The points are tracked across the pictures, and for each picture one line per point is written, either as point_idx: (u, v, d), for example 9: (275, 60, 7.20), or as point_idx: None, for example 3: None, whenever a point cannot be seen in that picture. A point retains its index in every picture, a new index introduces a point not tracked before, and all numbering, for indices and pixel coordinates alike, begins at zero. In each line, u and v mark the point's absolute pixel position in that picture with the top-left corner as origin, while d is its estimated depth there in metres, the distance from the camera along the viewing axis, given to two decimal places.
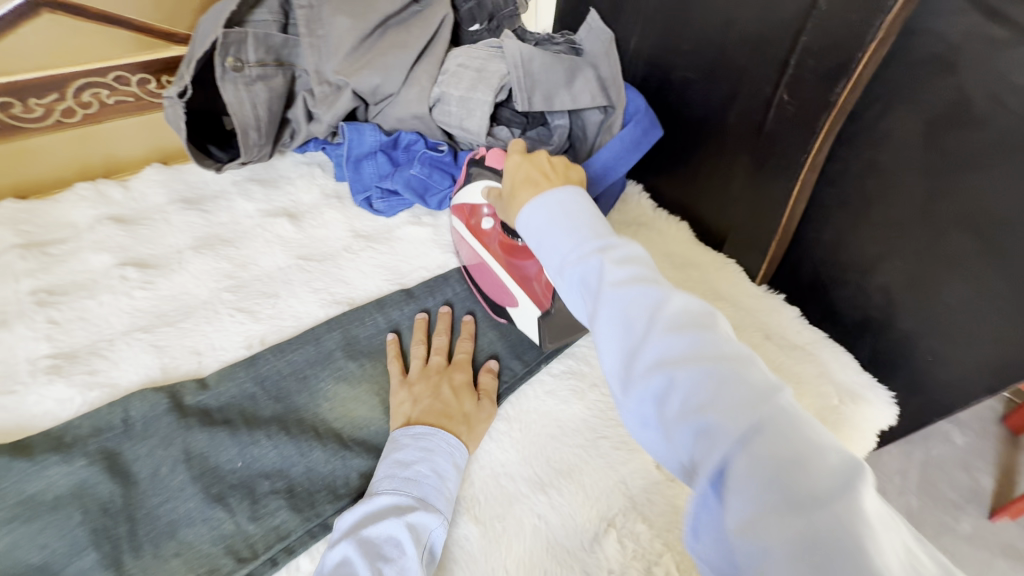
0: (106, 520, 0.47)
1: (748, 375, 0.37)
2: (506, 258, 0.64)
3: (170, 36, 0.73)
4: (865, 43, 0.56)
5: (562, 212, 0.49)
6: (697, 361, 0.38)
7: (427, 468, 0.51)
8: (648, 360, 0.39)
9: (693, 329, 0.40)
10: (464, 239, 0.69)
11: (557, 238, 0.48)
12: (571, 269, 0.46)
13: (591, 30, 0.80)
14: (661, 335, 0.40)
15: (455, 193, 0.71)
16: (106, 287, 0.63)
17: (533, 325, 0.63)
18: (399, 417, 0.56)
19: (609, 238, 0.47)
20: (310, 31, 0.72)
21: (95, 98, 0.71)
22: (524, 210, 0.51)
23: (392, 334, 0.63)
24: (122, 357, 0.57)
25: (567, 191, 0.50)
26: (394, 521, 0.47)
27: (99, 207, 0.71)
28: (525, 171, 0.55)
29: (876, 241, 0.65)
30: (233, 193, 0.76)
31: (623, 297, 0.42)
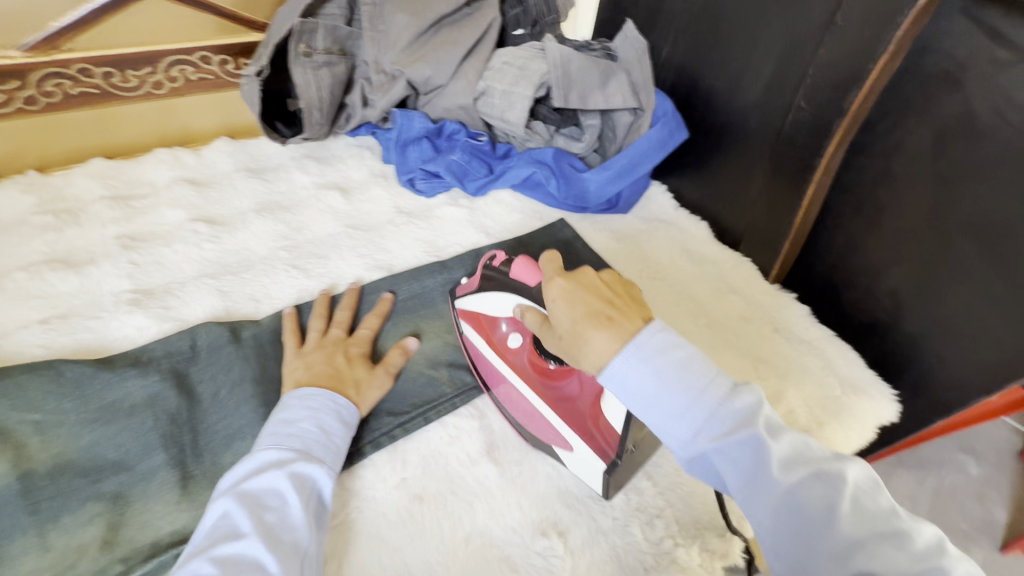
0: (174, 428, 0.53)
1: (953, 572, 0.33)
2: (539, 381, 0.56)
3: (250, 24, 0.82)
4: (877, 55, 0.61)
5: (682, 364, 0.42)
6: (897, 561, 0.34)
7: (311, 426, 0.50)
8: (831, 564, 0.35)
9: (874, 515, 0.36)
10: (485, 359, 0.61)
11: (683, 407, 0.41)
12: (713, 449, 0.40)
13: (626, 39, 0.86)
14: (845, 527, 0.36)
15: (469, 311, 0.63)
16: (180, 238, 0.71)
17: (593, 474, 0.52)
18: (291, 382, 0.56)
19: (740, 395, 0.41)
20: (372, 25, 0.80)
21: (181, 74, 0.79)
22: (613, 365, 0.42)
23: (291, 310, 0.64)
24: (192, 297, 0.65)
25: (660, 336, 0.43)
26: (275, 472, 0.46)
27: (176, 170, 0.79)
28: (584, 305, 0.46)
29: (886, 246, 0.69)
30: (291, 167, 0.84)
31: (795, 486, 0.37)
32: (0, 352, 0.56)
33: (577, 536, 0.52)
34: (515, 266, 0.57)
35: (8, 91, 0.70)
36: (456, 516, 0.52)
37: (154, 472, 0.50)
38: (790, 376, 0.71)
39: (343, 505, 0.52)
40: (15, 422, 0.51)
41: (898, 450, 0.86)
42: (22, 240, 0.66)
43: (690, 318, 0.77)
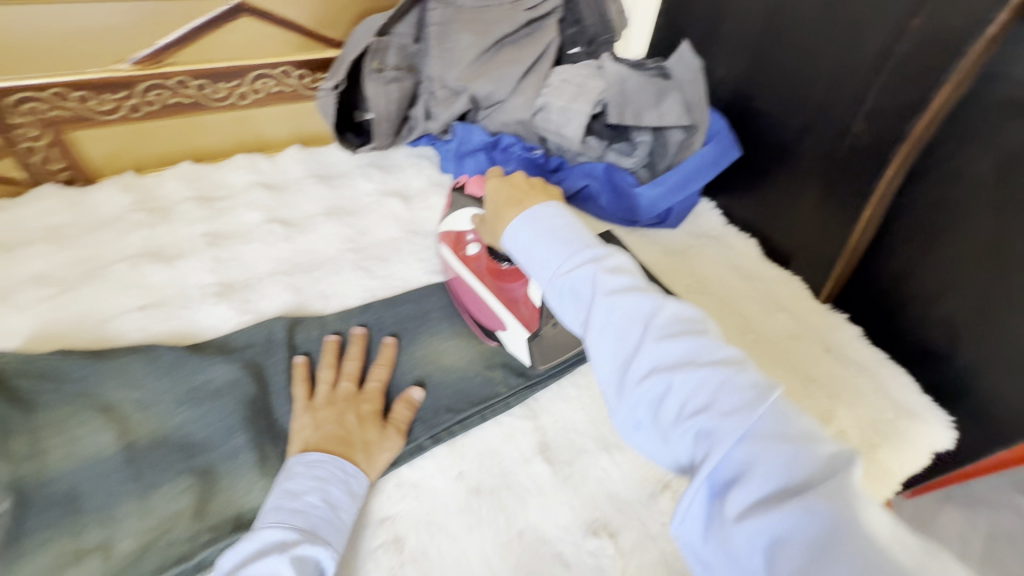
0: (253, 412, 0.57)
1: (738, 376, 0.40)
2: (492, 281, 0.67)
3: (326, 41, 0.87)
4: (941, 83, 0.62)
5: (554, 228, 0.51)
6: (694, 367, 0.41)
7: (316, 499, 0.49)
8: (645, 368, 0.42)
9: (685, 332, 0.43)
10: (451, 264, 0.72)
11: (550, 250, 0.50)
12: (568, 282, 0.48)
13: (682, 59, 0.88)
14: (658, 340, 0.42)
15: (441, 223, 0.74)
16: (258, 237, 0.76)
17: (522, 348, 0.64)
18: (297, 443, 0.54)
19: (600, 249, 0.49)
20: (438, 44, 0.84)
21: (264, 86, 0.86)
22: (509, 228, 0.53)
23: (300, 357, 0.62)
24: (269, 291, 0.70)
25: (550, 206, 0.52)
26: (278, 557, 0.45)
27: (253, 175, 0.86)
28: (504, 194, 0.58)
29: (943, 273, 0.68)
30: (356, 174, 0.89)
31: (622, 313, 0.44)
32: (105, 335, 0.63)
33: (627, 539, 0.54)
34: (471, 184, 0.71)
35: (118, 100, 0.77)
36: (510, 512, 0.55)
37: (236, 452, 0.55)
38: (841, 397, 0.71)
39: (402, 495, 0.55)
40: (117, 398, 0.56)
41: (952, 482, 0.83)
42: (120, 234, 0.73)
43: (737, 333, 0.77)
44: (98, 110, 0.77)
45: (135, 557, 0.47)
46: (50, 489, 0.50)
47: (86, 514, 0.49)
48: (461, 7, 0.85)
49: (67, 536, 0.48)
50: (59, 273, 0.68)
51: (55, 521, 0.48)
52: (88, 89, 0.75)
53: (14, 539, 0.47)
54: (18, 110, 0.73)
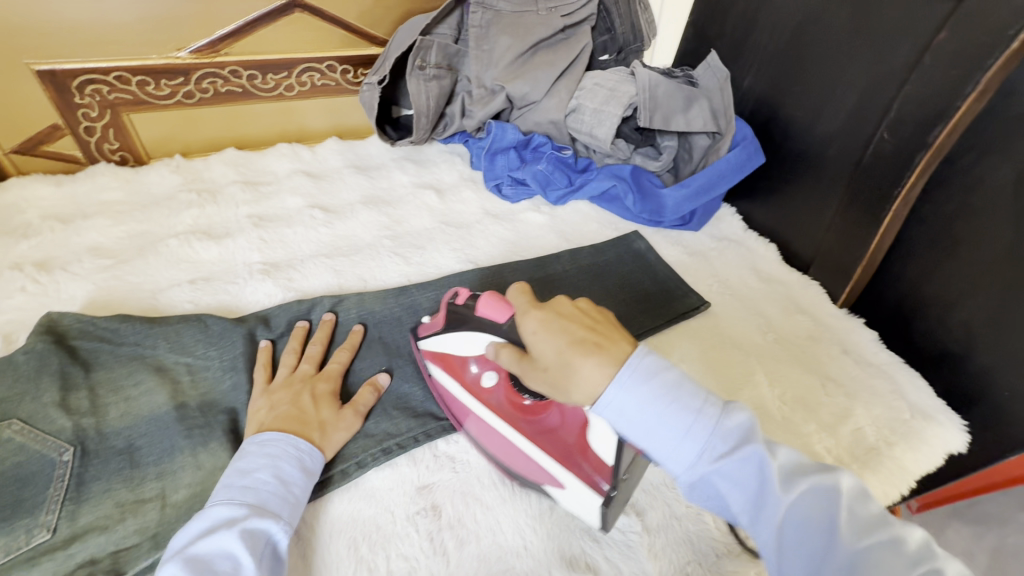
0: None
1: (935, 563, 0.35)
2: (520, 416, 0.54)
3: (372, 39, 0.91)
4: (965, 94, 0.65)
5: (675, 384, 0.42)
6: (894, 566, 0.35)
7: (268, 475, 0.48)
8: (840, 571, 0.36)
9: (867, 520, 0.38)
10: (458, 401, 0.58)
11: (685, 428, 0.40)
12: (714, 469, 0.40)
13: (709, 68, 0.92)
14: (842, 536, 0.37)
15: (434, 357, 0.61)
16: (300, 221, 0.80)
17: (586, 506, 0.50)
18: (253, 423, 0.54)
19: (744, 420, 0.41)
20: (478, 45, 0.89)
21: (310, 79, 0.90)
22: (607, 396, 0.41)
23: (265, 341, 0.62)
24: (311, 272, 0.73)
25: (647, 361, 0.42)
26: (225, 533, 0.42)
27: (295, 163, 0.89)
28: (564, 333, 0.45)
29: (961, 279, 0.70)
30: (392, 167, 0.93)
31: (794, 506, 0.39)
32: (158, 304, 0.66)
33: (652, 518, 0.56)
34: (478, 303, 0.56)
35: (175, 85, 0.82)
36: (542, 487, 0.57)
37: None
38: (859, 396, 0.73)
39: (439, 466, 0.57)
40: (172, 362, 0.59)
41: (961, 488, 0.85)
42: (172, 212, 0.77)
43: (758, 333, 0.80)
44: (155, 94, 0.81)
45: (187, 508, 0.50)
46: (110, 443, 0.53)
47: (144, 467, 0.52)
48: (501, 11, 0.89)
49: (127, 486, 0.50)
50: (116, 246, 0.72)
51: (115, 472, 0.51)
52: (148, 74, 0.79)
53: (77, 486, 0.50)
54: (82, 91, 0.77)
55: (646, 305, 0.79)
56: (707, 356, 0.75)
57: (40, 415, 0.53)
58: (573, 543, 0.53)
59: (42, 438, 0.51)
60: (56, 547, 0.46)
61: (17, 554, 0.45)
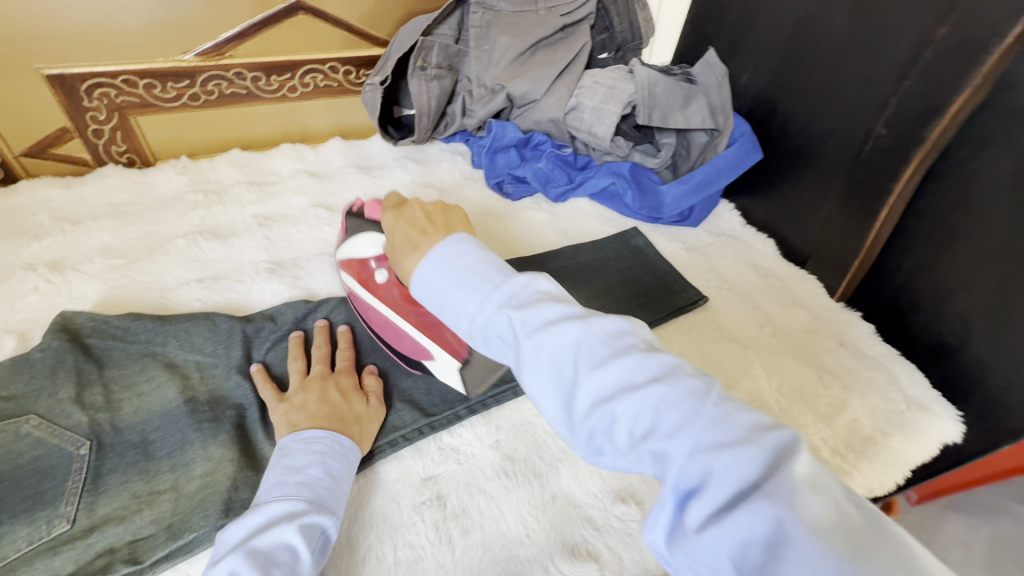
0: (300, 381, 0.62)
1: (678, 389, 0.36)
2: (407, 308, 0.62)
3: (373, 40, 0.92)
4: (962, 88, 0.66)
5: (462, 268, 0.47)
6: (632, 394, 0.37)
7: (319, 471, 0.49)
8: (586, 402, 0.38)
9: (616, 354, 0.39)
10: (359, 295, 0.66)
11: (460, 298, 0.46)
12: (485, 328, 0.44)
13: (708, 65, 0.93)
14: (588, 370, 0.39)
15: (345, 255, 0.68)
16: (305, 221, 0.81)
17: (454, 376, 0.61)
18: (285, 426, 0.54)
19: (513, 282, 0.45)
20: (478, 45, 0.90)
21: (313, 80, 0.91)
22: (415, 278, 0.49)
23: (257, 364, 0.61)
24: (316, 270, 0.75)
25: (449, 243, 0.49)
26: (285, 527, 0.44)
27: (298, 163, 0.91)
28: (403, 234, 0.55)
29: (957, 272, 0.71)
30: (394, 166, 0.94)
31: (547, 349, 0.40)
32: (168, 303, 0.67)
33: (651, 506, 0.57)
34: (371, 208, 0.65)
35: (181, 88, 0.83)
36: (543, 479, 0.58)
37: None
38: (855, 388, 0.74)
39: (444, 458, 0.59)
40: (182, 359, 0.61)
41: (958, 478, 0.87)
42: (179, 213, 0.78)
43: (756, 326, 0.81)
44: (161, 97, 0.83)
45: (198, 499, 0.51)
46: (125, 437, 0.54)
47: (157, 460, 0.53)
48: (501, 11, 0.90)
49: (142, 478, 0.52)
50: (125, 246, 0.73)
51: (130, 465, 0.53)
52: (154, 77, 0.81)
53: (94, 479, 0.51)
54: (90, 94, 0.79)
55: (645, 300, 0.80)
56: (706, 349, 0.76)
57: (58, 410, 0.55)
58: (575, 532, 0.55)
59: (60, 433, 0.53)
60: (75, 537, 0.48)
61: (38, 543, 0.47)
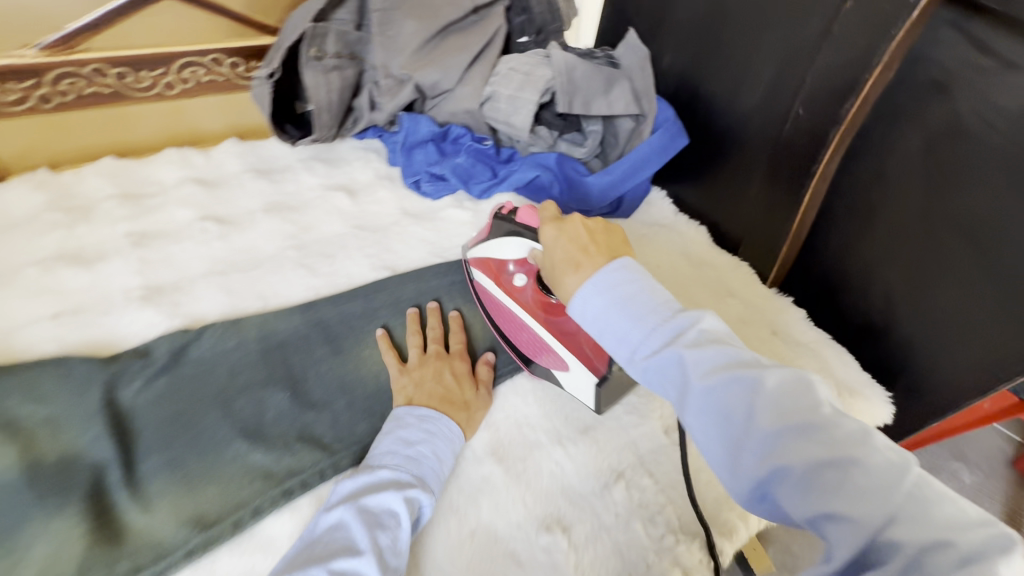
0: (176, 429, 0.53)
1: (869, 461, 0.34)
2: (543, 315, 0.61)
3: (262, 28, 0.83)
4: (871, 67, 0.63)
5: (625, 295, 0.46)
6: (809, 453, 0.35)
7: (428, 450, 0.53)
8: (756, 454, 0.37)
9: (795, 409, 0.38)
10: (492, 295, 0.66)
11: (623, 328, 0.45)
12: (648, 365, 0.43)
13: (629, 46, 0.89)
14: (765, 423, 0.38)
15: (478, 251, 0.68)
16: (189, 237, 0.72)
17: (585, 390, 0.60)
18: (401, 398, 0.58)
19: (682, 321, 0.44)
20: (381, 31, 0.82)
21: (193, 75, 0.81)
22: (576, 301, 0.47)
23: (382, 330, 0.65)
24: (201, 293, 0.66)
25: (614, 269, 0.47)
26: (393, 493, 0.48)
27: (185, 170, 0.81)
28: (563, 250, 0.52)
29: (879, 250, 0.70)
30: (299, 168, 0.85)
31: (719, 390, 0.40)
32: (13, 347, 0.58)
33: (580, 532, 0.53)
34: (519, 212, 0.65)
35: (25, 89, 0.71)
36: (461, 513, 0.54)
37: (151, 474, 0.50)
38: None
39: None
40: (24, 415, 0.52)
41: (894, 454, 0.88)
42: (34, 237, 0.68)
43: None
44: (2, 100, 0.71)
45: None
46: None
47: None
48: None
49: None
50: None
51: None
52: None
53: None
54: None
55: None
56: None
57: None
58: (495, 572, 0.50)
59: None
60: None
61: None
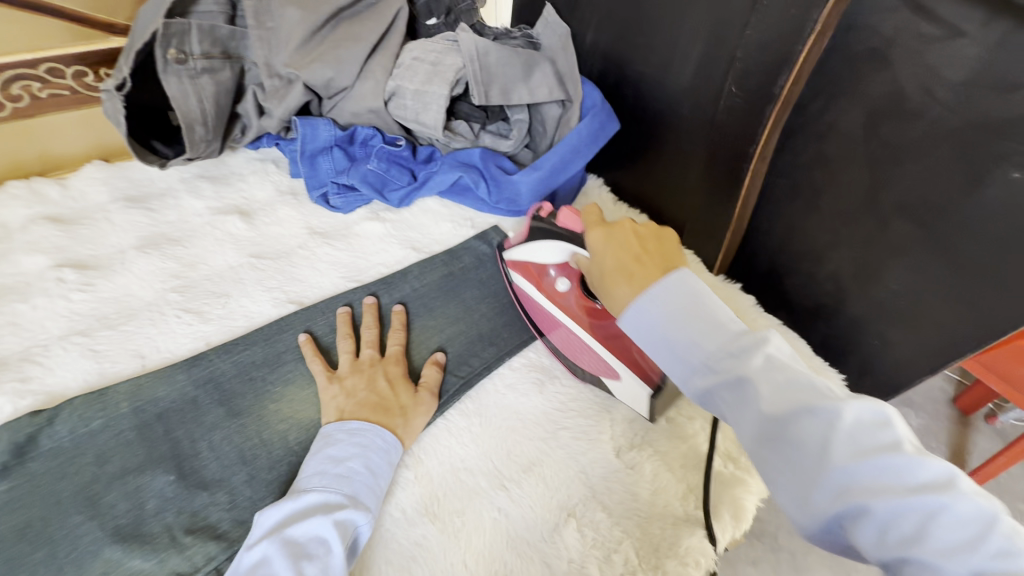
0: (24, 545, 0.44)
1: (960, 506, 0.31)
2: (589, 321, 0.59)
3: (108, 27, 0.73)
4: (805, 36, 0.57)
5: (687, 312, 0.43)
6: (889, 490, 0.33)
7: (359, 464, 0.49)
8: (829, 490, 0.35)
9: (874, 444, 0.35)
10: (533, 300, 0.64)
11: (682, 346, 0.43)
12: (708, 386, 0.41)
13: (548, 24, 0.81)
14: (838, 456, 0.35)
15: (515, 252, 0.65)
16: (41, 291, 0.60)
17: (636, 399, 0.58)
18: (331, 411, 0.53)
19: (746, 343, 0.41)
20: (259, 23, 0.71)
21: (26, 90, 0.70)
22: (628, 313, 0.46)
23: (305, 335, 0.60)
24: (58, 362, 0.55)
25: (671, 283, 0.45)
26: (321, 519, 0.44)
27: (34, 207, 0.68)
28: (614, 259, 0.50)
29: (825, 230, 0.66)
30: (181, 191, 0.73)
31: (788, 422, 0.37)
32: None
33: None
34: (561, 217, 0.61)
35: None
36: None
37: None
38: None
39: None
40: None
41: None
42: None
43: None
44: None
45: None
46: None
47: None
48: None
49: None
50: None
51: None
52: None
53: None
54: None
55: (511, 316, 0.68)
56: None
57: None
58: None
59: None
60: None
61: None
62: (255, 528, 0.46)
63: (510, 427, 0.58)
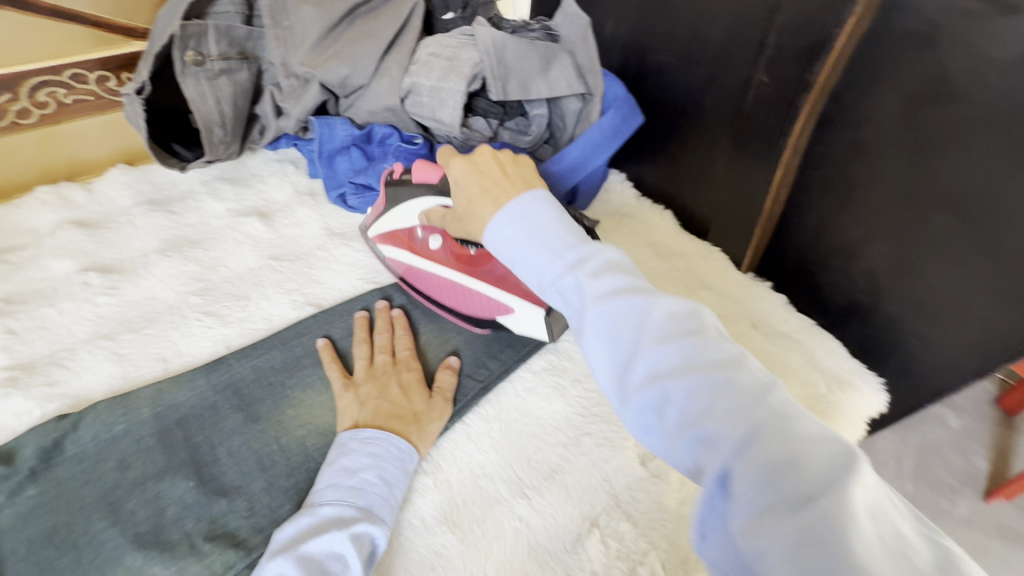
0: (50, 551, 0.45)
1: (740, 376, 0.33)
2: (468, 269, 0.59)
3: (130, 32, 0.75)
4: (842, 20, 0.54)
5: (538, 225, 0.42)
6: (689, 371, 0.34)
7: (373, 476, 0.48)
8: (640, 374, 0.35)
9: (682, 331, 0.36)
10: (412, 268, 0.63)
11: (530, 253, 0.42)
12: (553, 287, 0.41)
13: (567, 16, 0.77)
14: (652, 344, 0.36)
15: (381, 224, 0.64)
16: (68, 294, 0.61)
17: (536, 326, 0.57)
18: (346, 420, 0.53)
19: (585, 250, 0.41)
20: (275, 23, 0.71)
21: (51, 97, 0.71)
22: (489, 229, 0.44)
23: (323, 340, 0.59)
24: (84, 366, 0.56)
25: (527, 201, 0.43)
26: (336, 534, 0.43)
27: (62, 211, 0.69)
28: (478, 184, 0.48)
29: (861, 224, 0.61)
30: (202, 193, 0.74)
31: (614, 315, 0.37)
32: None
33: None
34: (414, 171, 0.59)
35: None
36: None
37: None
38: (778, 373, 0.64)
39: None
40: None
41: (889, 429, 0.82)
42: None
43: None
44: None
45: None
46: None
47: None
48: None
49: None
50: None
51: None
52: None
53: None
54: None
55: None
56: None
57: None
58: None
59: None
60: None
61: None
62: (269, 545, 0.45)
63: (531, 432, 0.56)
